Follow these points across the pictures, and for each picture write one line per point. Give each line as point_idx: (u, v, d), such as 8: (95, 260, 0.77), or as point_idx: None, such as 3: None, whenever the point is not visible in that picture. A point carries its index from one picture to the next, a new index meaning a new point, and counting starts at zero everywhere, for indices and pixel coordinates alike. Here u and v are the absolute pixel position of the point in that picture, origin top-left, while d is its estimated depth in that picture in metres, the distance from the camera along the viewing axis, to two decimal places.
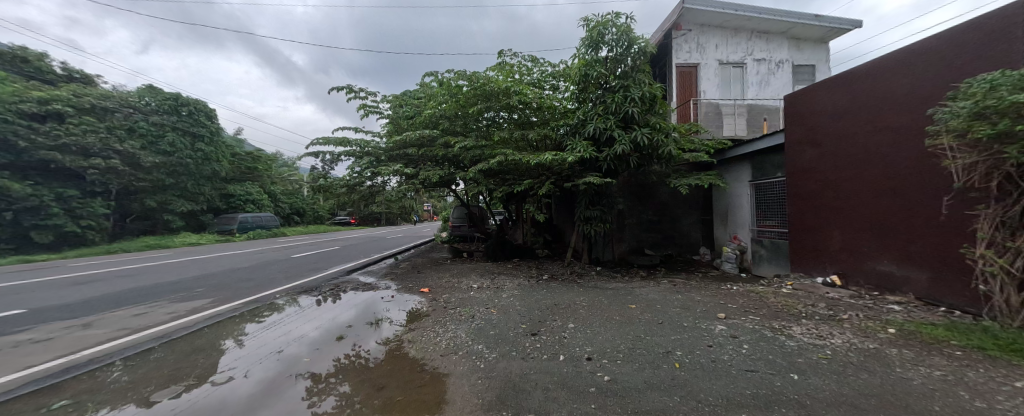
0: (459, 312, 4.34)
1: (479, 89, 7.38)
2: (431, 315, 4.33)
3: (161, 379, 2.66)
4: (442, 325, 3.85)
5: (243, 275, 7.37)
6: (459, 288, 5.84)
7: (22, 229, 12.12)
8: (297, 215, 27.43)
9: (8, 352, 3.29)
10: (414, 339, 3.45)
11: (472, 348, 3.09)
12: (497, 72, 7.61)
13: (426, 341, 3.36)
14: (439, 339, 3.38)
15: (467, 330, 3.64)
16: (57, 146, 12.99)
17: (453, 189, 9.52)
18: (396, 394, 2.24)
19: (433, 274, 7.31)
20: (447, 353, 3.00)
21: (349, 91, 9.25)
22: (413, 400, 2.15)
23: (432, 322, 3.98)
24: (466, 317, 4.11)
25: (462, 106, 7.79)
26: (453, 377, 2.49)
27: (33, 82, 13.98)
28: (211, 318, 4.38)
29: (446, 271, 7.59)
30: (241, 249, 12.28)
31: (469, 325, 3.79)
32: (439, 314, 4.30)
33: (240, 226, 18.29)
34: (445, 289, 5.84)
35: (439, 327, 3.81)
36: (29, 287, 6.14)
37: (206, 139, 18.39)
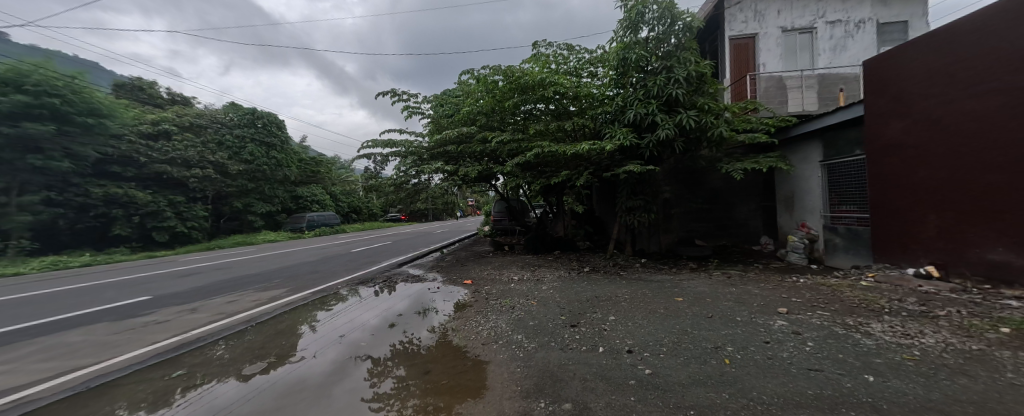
0: (500, 303, 4.44)
1: (515, 82, 7.33)
2: (474, 305, 4.50)
3: (251, 356, 3.10)
4: (483, 316, 3.97)
5: (311, 268, 8.22)
6: (501, 280, 5.97)
7: (146, 230, 14.63)
8: (354, 213, 29.93)
9: (139, 330, 4.04)
10: (457, 328, 3.61)
11: (512, 338, 3.16)
12: (533, 63, 7.61)
13: (469, 330, 3.50)
14: (481, 329, 3.50)
15: (507, 320, 3.72)
16: (166, 159, 15.50)
17: (492, 183, 9.71)
18: (442, 378, 2.38)
19: (476, 267, 7.53)
20: (488, 342, 3.10)
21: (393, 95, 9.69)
22: (456, 385, 2.26)
23: (474, 312, 4.14)
24: (507, 308, 4.20)
25: (497, 101, 7.84)
26: (494, 365, 2.57)
27: (146, 106, 16.76)
28: (287, 305, 4.97)
29: (487, 264, 7.78)
30: (310, 245, 13.75)
31: (509, 316, 3.86)
32: (480, 305, 4.45)
33: (308, 224, 20.35)
34: (487, 281, 6.02)
35: (481, 317, 3.94)
36: (153, 278, 7.49)
37: (278, 148, 20.62)
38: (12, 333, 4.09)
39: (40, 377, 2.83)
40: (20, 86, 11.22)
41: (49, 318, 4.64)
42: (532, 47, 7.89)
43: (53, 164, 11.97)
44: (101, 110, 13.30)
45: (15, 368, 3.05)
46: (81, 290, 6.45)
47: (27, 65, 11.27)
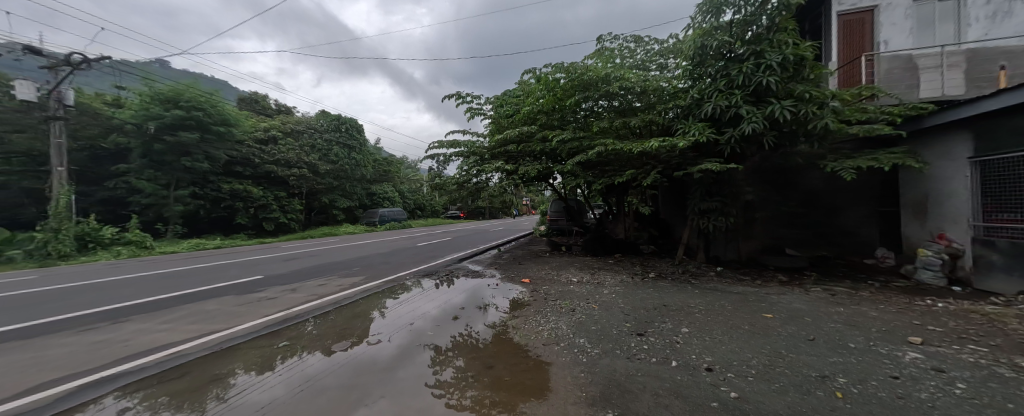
0: (559, 304, 4.39)
1: (577, 79, 7.13)
2: (532, 304, 4.50)
3: (339, 335, 3.50)
4: (542, 316, 3.95)
5: (383, 259, 9.06)
6: (559, 281, 5.89)
7: (258, 220, 17.52)
8: (419, 209, 32.20)
9: (254, 304, 4.85)
10: (517, 326, 3.64)
11: (574, 341, 3.08)
12: (596, 59, 7.38)
13: (528, 329, 3.51)
14: (540, 329, 3.49)
15: (567, 322, 3.65)
16: (274, 160, 18.40)
17: (551, 182, 9.66)
18: (503, 375, 2.41)
19: (533, 266, 7.55)
20: (549, 342, 3.08)
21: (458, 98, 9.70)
22: (518, 382, 2.29)
23: (532, 311, 4.13)
24: (566, 310, 4.12)
25: (558, 99, 7.73)
26: (556, 367, 2.53)
27: (260, 116, 20.07)
28: (364, 291, 5.52)
29: (545, 264, 7.75)
30: (382, 238, 15.12)
31: (570, 318, 3.78)
32: (538, 305, 4.43)
33: (381, 219, 22.45)
34: (544, 280, 5.98)
35: (540, 317, 3.92)
36: (263, 260, 8.96)
37: (359, 149, 22.91)
38: (170, 299, 5.17)
39: (188, 337, 3.53)
40: (178, 103, 14.22)
41: (193, 289, 5.79)
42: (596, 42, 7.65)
43: (197, 165, 14.97)
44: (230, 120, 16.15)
45: (173, 327, 3.86)
46: (213, 267, 7.98)
47: (182, 85, 14.29)
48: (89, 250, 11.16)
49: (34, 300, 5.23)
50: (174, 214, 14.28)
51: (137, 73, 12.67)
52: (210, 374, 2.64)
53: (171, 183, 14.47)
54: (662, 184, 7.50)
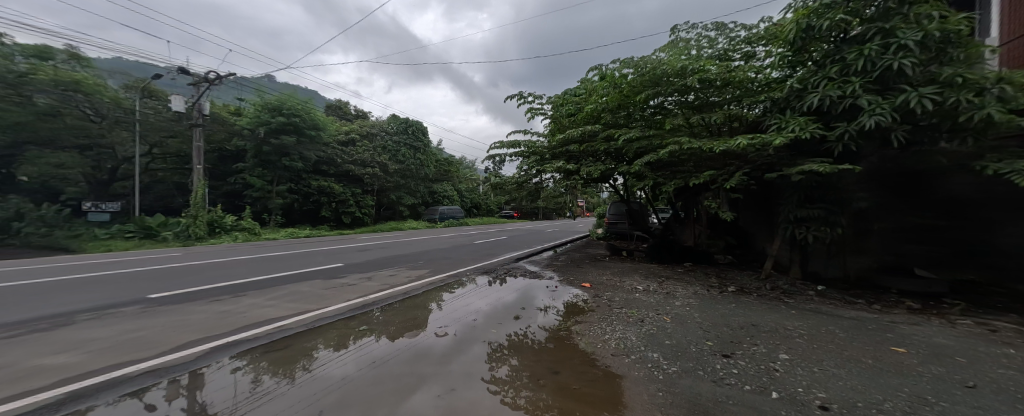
0: (625, 313, 4.14)
1: (647, 73, 6.65)
2: (596, 311, 4.28)
3: (411, 323, 3.70)
4: (608, 324, 3.74)
5: (445, 254, 9.52)
6: (623, 288, 5.58)
7: (337, 214, 19.58)
8: (475, 208, 33.35)
9: (338, 289, 5.38)
10: (582, 331, 3.48)
11: (647, 355, 2.86)
12: (668, 52, 6.90)
13: (595, 336, 3.33)
14: (607, 337, 3.30)
15: (638, 334, 3.41)
16: (352, 160, 20.40)
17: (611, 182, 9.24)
18: (571, 382, 2.30)
19: (592, 270, 7.29)
20: (619, 353, 2.90)
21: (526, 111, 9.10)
22: (587, 393, 2.15)
23: (597, 318, 3.93)
24: (634, 320, 3.86)
25: (625, 96, 7.27)
26: (629, 381, 2.36)
27: (341, 121, 22.57)
28: (429, 284, 5.79)
29: (605, 269, 7.46)
30: (443, 234, 15.91)
31: (639, 330, 3.54)
32: (603, 312, 4.21)
33: (441, 216, 23.73)
34: (607, 286, 5.72)
35: (605, 325, 3.72)
36: (342, 249, 9.98)
37: (423, 150, 24.37)
38: (272, 279, 5.97)
39: (288, 314, 4.02)
40: (281, 110, 16.75)
41: (289, 271, 6.63)
42: (670, 33, 7.11)
43: (290, 164, 17.21)
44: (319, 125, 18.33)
45: (276, 303, 4.43)
46: (304, 253, 9.09)
47: (285, 95, 16.83)
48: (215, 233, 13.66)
49: (177, 272, 6.42)
50: (276, 206, 16.86)
51: (253, 86, 15.11)
52: (298, 348, 2.97)
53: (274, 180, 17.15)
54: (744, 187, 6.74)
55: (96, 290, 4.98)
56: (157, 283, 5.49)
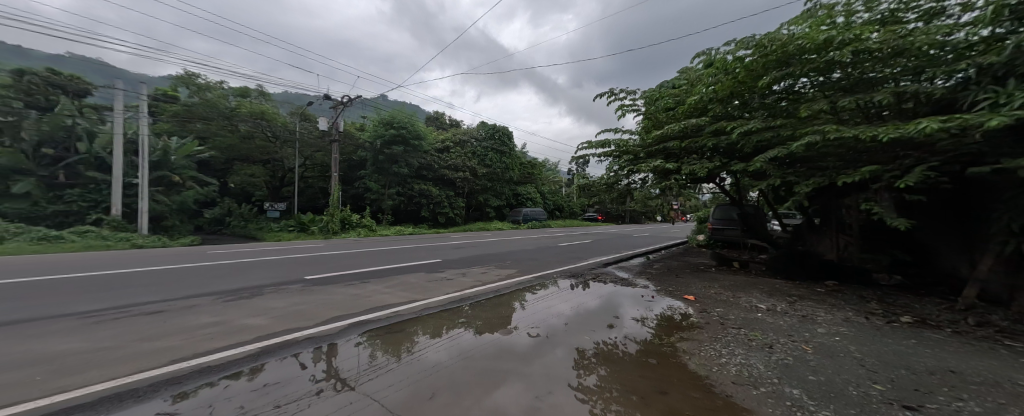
0: (746, 335, 3.55)
1: (769, 54, 5.66)
2: (707, 328, 3.78)
3: (503, 320, 3.87)
4: (724, 346, 3.25)
5: (530, 255, 9.75)
6: (740, 305, 4.82)
7: (434, 214, 21.85)
8: (558, 210, 33.40)
9: (439, 282, 5.98)
10: (691, 350, 3.09)
11: (783, 390, 2.37)
12: (801, 24, 5.75)
13: (707, 358, 2.93)
14: (724, 361, 2.86)
15: (765, 362, 2.88)
16: (447, 165, 22.52)
17: (719, 181, 8.18)
18: (683, 408, 2.04)
19: (697, 282, 6.51)
20: (741, 382, 2.48)
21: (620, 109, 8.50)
22: None
23: (708, 337, 3.48)
24: (758, 344, 3.27)
25: (743, 82, 6.29)
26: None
27: (437, 131, 25.04)
28: (517, 284, 5.99)
29: (712, 281, 6.59)
30: (527, 235, 16.35)
31: (768, 358, 2.97)
32: (715, 330, 3.70)
33: (524, 218, 24.37)
34: (717, 302, 5.04)
35: (720, 346, 3.24)
36: (439, 246, 11.08)
37: (508, 154, 25.47)
38: (386, 270, 6.95)
39: (400, 301, 4.63)
40: (392, 124, 19.48)
41: (398, 264, 7.65)
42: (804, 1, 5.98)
43: (399, 170, 19.90)
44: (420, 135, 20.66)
45: (391, 291, 5.16)
46: (409, 249, 10.37)
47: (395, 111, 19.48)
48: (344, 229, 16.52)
49: (320, 259, 7.99)
50: (387, 206, 19.68)
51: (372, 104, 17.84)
52: (404, 332, 3.40)
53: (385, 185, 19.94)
54: (926, 188, 5.13)
55: (269, 270, 6.52)
56: (308, 267, 6.93)
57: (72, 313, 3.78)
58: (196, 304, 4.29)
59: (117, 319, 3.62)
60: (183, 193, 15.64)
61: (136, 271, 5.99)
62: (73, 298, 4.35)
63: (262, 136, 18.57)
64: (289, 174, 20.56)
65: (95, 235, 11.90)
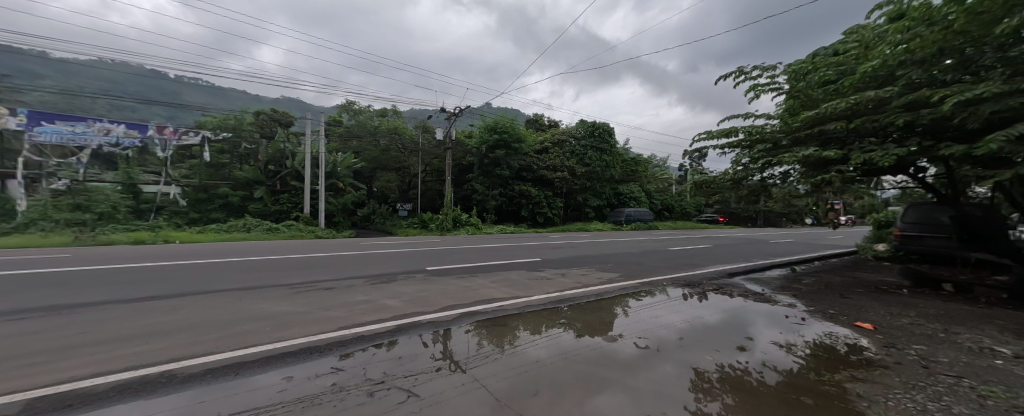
0: (965, 388, 2.52)
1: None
2: (891, 369, 2.84)
3: (606, 325, 3.70)
4: (923, 395, 2.38)
5: (635, 258, 9.11)
6: (951, 345, 3.47)
7: (533, 213, 22.52)
8: (667, 211, 30.37)
9: (540, 281, 6.11)
10: (865, 393, 2.37)
11: None
12: None
13: (892, 408, 2.19)
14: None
15: None
16: (546, 166, 22.93)
17: (914, 168, 6.13)
18: None
19: (869, 305, 5.00)
20: None
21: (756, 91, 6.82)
22: None
23: (893, 380, 2.60)
24: (988, 404, 2.28)
25: (967, 31, 4.38)
26: None
27: (537, 132, 25.67)
28: (621, 289, 5.66)
29: (895, 306, 4.96)
30: (631, 237, 15.35)
31: None
32: (906, 373, 2.74)
33: (627, 218, 22.90)
34: (907, 335, 3.75)
35: (915, 395, 2.39)
36: (539, 246, 11.34)
37: (608, 152, 24.38)
38: (492, 265, 7.47)
39: (504, 296, 4.90)
40: (494, 129, 20.84)
41: (502, 261, 8.12)
42: None
43: (501, 173, 21.15)
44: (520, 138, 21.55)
45: (496, 286, 5.52)
46: (511, 247, 10.91)
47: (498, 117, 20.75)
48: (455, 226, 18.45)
49: (437, 253, 9.11)
50: (490, 206, 21.16)
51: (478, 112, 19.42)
52: (507, 325, 3.59)
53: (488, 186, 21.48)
54: None
55: (400, 260, 7.76)
56: (428, 260, 7.97)
57: (280, 284, 5.20)
58: (352, 284, 5.40)
59: (305, 291, 4.82)
60: (343, 197, 19.94)
61: (316, 256, 7.87)
62: (280, 273, 6.02)
63: (396, 148, 22.38)
64: (414, 179, 24.06)
65: (294, 227, 16.31)
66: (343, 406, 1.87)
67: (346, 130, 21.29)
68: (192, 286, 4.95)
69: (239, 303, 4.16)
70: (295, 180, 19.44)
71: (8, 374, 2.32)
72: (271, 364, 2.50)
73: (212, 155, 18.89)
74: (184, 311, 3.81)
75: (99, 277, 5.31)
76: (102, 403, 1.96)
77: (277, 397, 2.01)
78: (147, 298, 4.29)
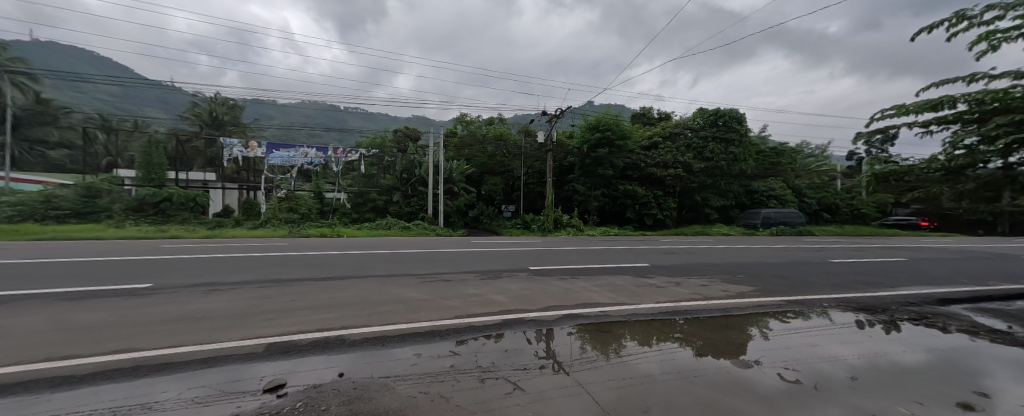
0: None
1: None
2: None
3: (737, 347, 3.13)
4: None
5: (777, 270, 7.46)
6: None
7: (641, 215, 20.96)
8: (825, 212, 24.79)
9: (651, 289, 5.59)
10: None
11: None
12: None
13: None
14: None
15: None
16: (655, 163, 20.97)
17: None
18: None
19: None
20: None
21: (974, 46, 3.27)
22: None
23: None
24: None
25: None
26: None
27: (646, 127, 23.72)
28: (758, 306, 4.72)
29: None
30: (769, 244, 12.66)
31: None
32: None
33: (764, 221, 19.01)
34: None
35: None
36: (650, 250, 10.41)
37: (737, 142, 20.79)
38: (596, 269, 7.20)
39: (609, 302, 4.66)
40: (596, 128, 20.21)
41: (607, 264, 7.75)
42: None
43: (604, 172, 20.30)
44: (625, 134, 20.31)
45: (601, 290, 5.29)
46: (618, 250, 10.31)
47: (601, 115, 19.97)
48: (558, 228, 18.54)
49: (541, 253, 9.29)
50: (593, 208, 20.55)
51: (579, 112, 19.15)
52: (612, 333, 3.41)
53: (591, 186, 20.88)
54: None
55: (506, 259, 8.22)
56: (532, 260, 8.21)
57: (410, 274, 6.15)
58: (465, 278, 5.98)
59: (428, 281, 5.58)
60: (458, 200, 22.25)
61: (436, 252, 9.01)
62: (410, 264, 7.12)
63: (501, 153, 23.94)
64: (518, 182, 25.19)
65: (420, 226, 19.12)
66: (460, 387, 2.08)
67: (459, 140, 23.85)
68: (351, 271, 6.28)
69: (381, 287, 5.10)
70: (421, 186, 22.62)
71: (254, 324, 3.40)
72: (404, 341, 2.97)
73: (366, 167, 23.41)
74: (345, 290, 4.88)
75: (297, 261, 7.25)
76: (302, 353, 2.67)
77: (410, 369, 2.37)
78: (325, 278, 5.66)
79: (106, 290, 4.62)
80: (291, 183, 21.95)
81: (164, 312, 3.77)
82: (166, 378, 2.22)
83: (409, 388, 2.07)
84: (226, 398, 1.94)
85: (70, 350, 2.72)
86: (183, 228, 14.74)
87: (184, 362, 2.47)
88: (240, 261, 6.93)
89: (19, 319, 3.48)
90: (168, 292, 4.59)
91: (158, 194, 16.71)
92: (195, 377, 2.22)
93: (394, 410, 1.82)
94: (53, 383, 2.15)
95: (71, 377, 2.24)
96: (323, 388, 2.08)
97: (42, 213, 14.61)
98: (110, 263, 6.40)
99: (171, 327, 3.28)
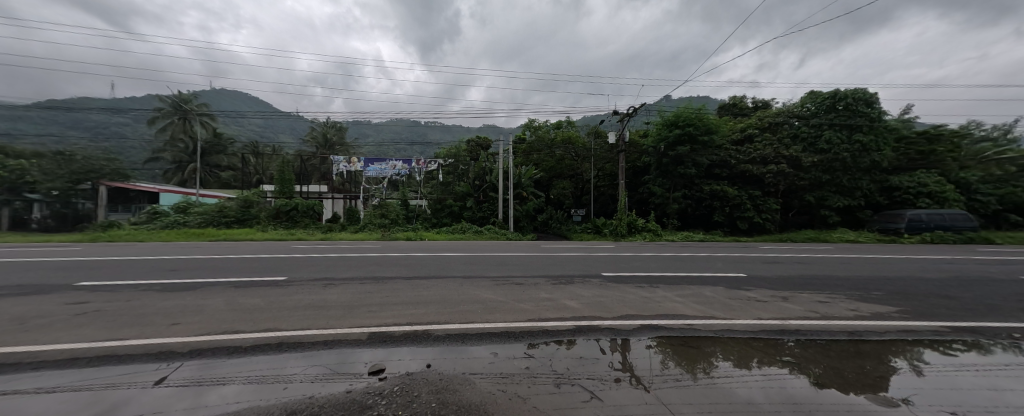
0: None
1: None
2: None
3: (875, 380, 2.53)
4: None
5: (934, 288, 5.84)
6: None
7: (733, 218, 18.58)
8: (1012, 212, 18.66)
9: (749, 303, 4.89)
10: None
11: None
12: None
13: None
14: None
15: None
16: (750, 159, 18.44)
17: None
18: None
19: None
20: None
21: None
22: None
23: None
24: None
25: None
26: None
27: (736, 117, 21.00)
28: (903, 332, 3.76)
29: None
30: (917, 253, 10.01)
31: None
32: None
33: (910, 225, 15.11)
34: None
35: None
36: (746, 258, 9.11)
37: (865, 129, 17.03)
38: (679, 277, 6.57)
39: (696, 315, 4.20)
40: (676, 124, 18.41)
41: (692, 273, 7.02)
42: None
43: (685, 172, 18.47)
44: (711, 128, 18.25)
45: (686, 302, 4.81)
46: (705, 257, 9.28)
47: (681, 109, 18.26)
48: (634, 232, 17.48)
49: (615, 259, 8.88)
50: (673, 210, 18.86)
51: (655, 109, 17.81)
52: (700, 349, 3.07)
53: (671, 187, 19.12)
54: None
55: (579, 264, 8.04)
56: (606, 265, 7.88)
57: (485, 276, 6.43)
58: (537, 282, 6.01)
59: (502, 284, 5.75)
60: (527, 204, 22.43)
61: (508, 256, 9.26)
62: (484, 267, 7.46)
63: (570, 156, 23.62)
64: (588, 185, 24.57)
65: (492, 230, 19.95)
66: (537, 390, 2.09)
67: (528, 146, 24.25)
68: (433, 272, 6.84)
69: (460, 288, 5.43)
70: (492, 191, 23.57)
71: (359, 315, 3.93)
72: (483, 339, 3.12)
73: (443, 176, 25.18)
74: (428, 289, 5.33)
75: (388, 261, 8.18)
76: (396, 343, 3.00)
77: (489, 367, 2.47)
78: (412, 277, 6.27)
79: (258, 280, 5.85)
80: (383, 192, 24.91)
81: (295, 300, 4.61)
82: (299, 354, 2.71)
83: (490, 385, 2.15)
84: (339, 376, 2.28)
85: (238, 325, 3.51)
86: (305, 232, 17.89)
87: (310, 342, 2.99)
88: (346, 260, 8.11)
89: (207, 300, 4.62)
90: (297, 284, 5.61)
91: (289, 204, 20.48)
92: (318, 356, 2.66)
93: (476, 404, 1.91)
94: (227, 351, 2.80)
95: (238, 347, 2.89)
96: (415, 376, 2.30)
97: (217, 220, 19.18)
98: (258, 259, 8.09)
99: (300, 313, 4.00)
